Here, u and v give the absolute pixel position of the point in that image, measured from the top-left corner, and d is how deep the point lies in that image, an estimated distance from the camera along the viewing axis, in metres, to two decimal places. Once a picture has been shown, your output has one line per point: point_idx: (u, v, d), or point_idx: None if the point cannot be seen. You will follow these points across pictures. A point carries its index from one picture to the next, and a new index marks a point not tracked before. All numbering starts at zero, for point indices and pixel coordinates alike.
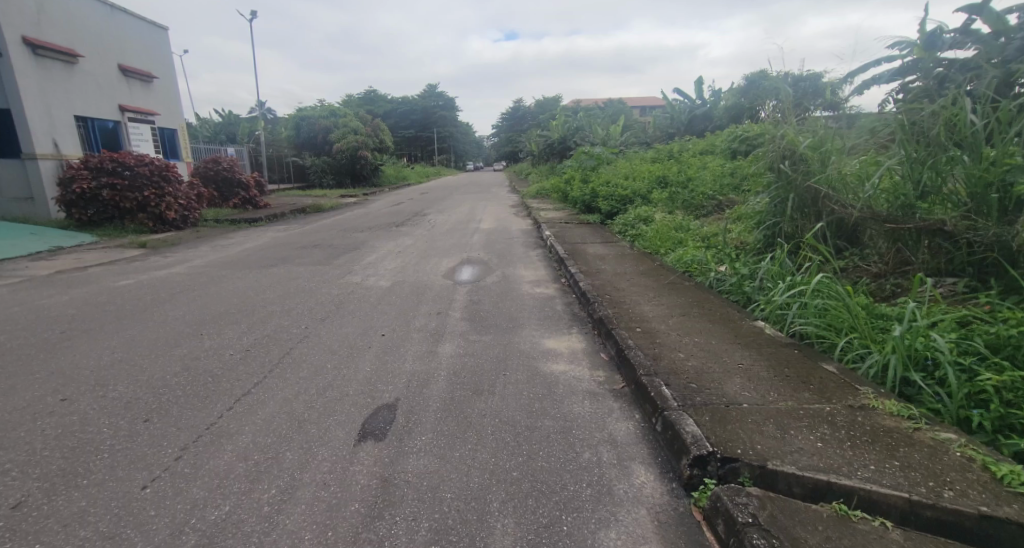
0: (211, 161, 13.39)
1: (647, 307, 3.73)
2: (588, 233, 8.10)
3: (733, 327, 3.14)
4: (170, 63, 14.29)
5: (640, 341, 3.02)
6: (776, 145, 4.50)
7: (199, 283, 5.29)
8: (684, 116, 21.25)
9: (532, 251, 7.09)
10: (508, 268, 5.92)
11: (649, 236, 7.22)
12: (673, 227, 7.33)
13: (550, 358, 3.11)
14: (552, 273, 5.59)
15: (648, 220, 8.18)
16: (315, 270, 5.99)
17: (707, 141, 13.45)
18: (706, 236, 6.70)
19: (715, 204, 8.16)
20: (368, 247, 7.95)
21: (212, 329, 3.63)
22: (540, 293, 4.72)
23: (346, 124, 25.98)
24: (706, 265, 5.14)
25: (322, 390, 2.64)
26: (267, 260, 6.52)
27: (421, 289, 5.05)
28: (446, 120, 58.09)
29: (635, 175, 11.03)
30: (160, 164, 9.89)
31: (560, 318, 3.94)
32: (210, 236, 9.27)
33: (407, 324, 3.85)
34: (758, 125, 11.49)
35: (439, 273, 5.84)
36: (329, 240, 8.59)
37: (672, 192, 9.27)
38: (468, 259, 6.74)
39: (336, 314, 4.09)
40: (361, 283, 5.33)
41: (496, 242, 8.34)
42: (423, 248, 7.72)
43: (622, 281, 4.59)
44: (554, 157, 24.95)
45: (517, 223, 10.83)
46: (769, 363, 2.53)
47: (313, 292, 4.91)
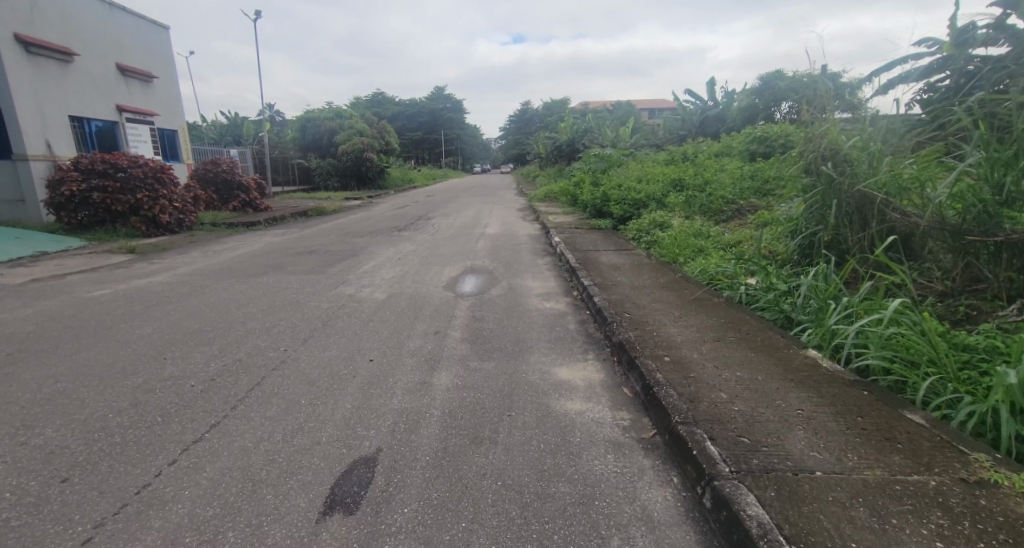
0: (211, 163, 13.10)
1: (675, 328, 3.25)
2: (599, 239, 7.66)
3: (780, 357, 2.65)
4: (170, 62, 14.15)
5: (670, 375, 2.54)
6: (815, 145, 4.08)
7: (180, 294, 4.90)
8: (696, 118, 20.72)
9: (540, 259, 6.66)
10: (514, 279, 5.48)
11: (667, 243, 6.75)
12: (692, 233, 6.88)
13: (564, 393, 2.65)
14: (562, 284, 5.14)
15: (663, 226, 7.71)
16: (307, 280, 5.59)
17: (722, 143, 12.94)
18: (729, 245, 6.21)
19: (736, 209, 7.76)
20: (367, 253, 7.55)
21: (178, 352, 3.22)
22: (550, 309, 4.27)
23: (352, 125, 25.75)
24: (734, 278, 4.65)
25: (289, 437, 2.20)
26: (257, 269, 6.14)
27: (419, 302, 4.61)
28: (454, 122, 57.90)
29: (649, 178, 10.56)
30: (152, 165, 9.62)
31: (573, 340, 3.47)
32: (204, 241, 8.94)
33: (399, 347, 3.40)
34: (778, 126, 10.96)
35: (439, 283, 5.41)
36: (327, 245, 8.21)
37: (689, 196, 8.81)
38: (472, 267, 6.32)
39: (321, 333, 3.66)
40: (354, 295, 4.90)
41: (502, 248, 7.91)
42: (424, 255, 7.31)
43: (641, 296, 4.13)
44: (562, 160, 24.53)
45: (524, 228, 10.40)
46: (837, 411, 2.05)
47: (301, 306, 4.48)
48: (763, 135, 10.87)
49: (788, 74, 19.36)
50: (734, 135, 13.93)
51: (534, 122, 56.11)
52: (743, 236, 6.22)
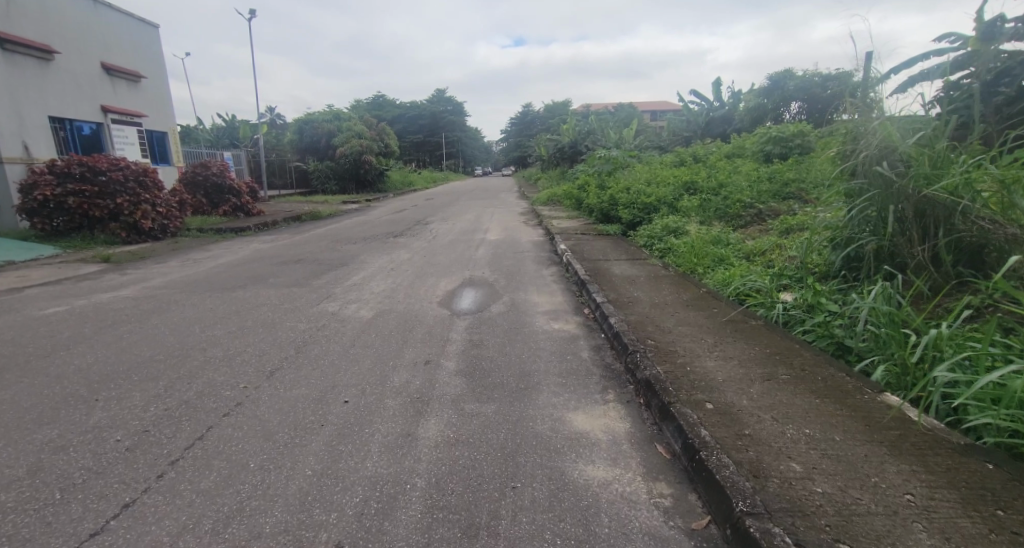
0: (200, 166, 12.60)
1: (711, 361, 2.70)
2: (608, 246, 7.14)
3: (855, 405, 2.10)
4: (158, 61, 13.67)
5: (718, 432, 1.99)
6: (869, 142, 3.54)
7: (143, 312, 4.36)
8: (701, 119, 19.91)
9: (545, 269, 6.14)
10: (517, 293, 4.95)
11: (683, 252, 6.23)
12: (710, 241, 6.40)
13: (582, 451, 2.10)
14: (570, 300, 4.62)
15: (678, 232, 7.19)
16: (288, 294, 5.08)
17: (732, 144, 12.44)
18: (753, 255, 5.70)
19: (755, 214, 7.32)
20: (358, 262, 7.02)
21: (116, 390, 2.69)
22: (560, 332, 3.74)
23: (350, 127, 25.33)
24: (768, 293, 4.12)
25: (221, 525, 1.65)
26: (235, 282, 5.63)
27: (410, 322, 4.08)
28: (454, 124, 57.52)
29: (658, 180, 10.04)
30: (134, 168, 9.17)
31: (588, 374, 2.93)
32: (187, 248, 8.44)
33: (382, 383, 2.86)
34: (796, 126, 10.40)
35: (434, 298, 4.88)
36: (316, 254, 7.69)
37: (703, 199, 8.33)
38: (471, 278, 5.80)
39: (292, 364, 3.12)
40: (338, 313, 4.38)
41: (503, 256, 7.39)
42: (420, 264, 6.80)
43: (664, 317, 3.59)
44: (564, 162, 24.00)
45: (527, 233, 9.87)
46: (965, 499, 1.49)
47: (275, 326, 3.94)
48: (776, 136, 10.36)
49: (796, 74, 18.90)
50: (745, 136, 13.43)
51: (535, 124, 55.74)
52: (767, 245, 5.73)
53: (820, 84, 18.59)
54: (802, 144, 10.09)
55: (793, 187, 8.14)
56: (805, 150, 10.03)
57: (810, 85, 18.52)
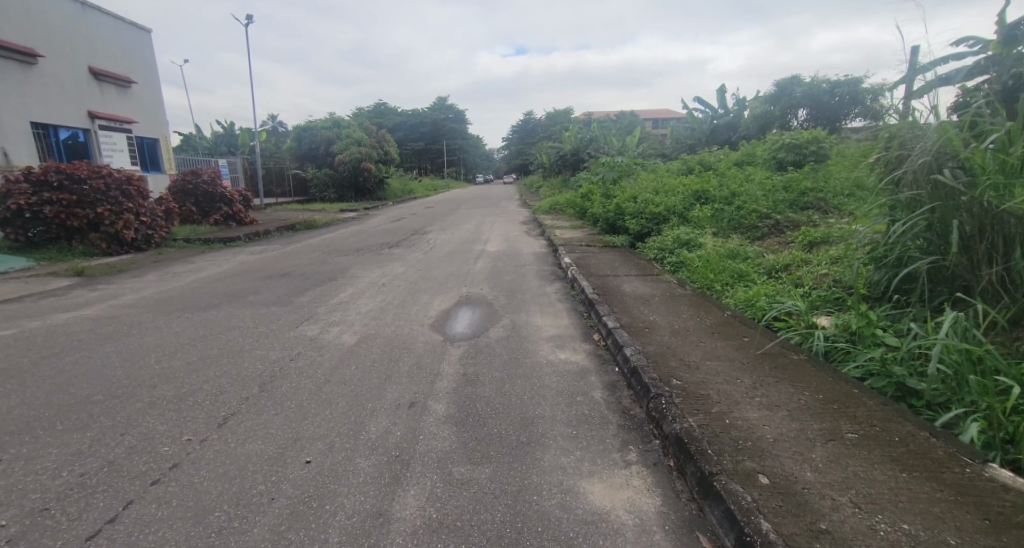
0: (191, 174, 12.21)
1: (755, 412, 2.22)
2: (616, 259, 6.70)
3: (958, 484, 1.61)
4: (148, 66, 13.33)
5: (785, 524, 1.49)
6: (925, 147, 3.09)
7: (98, 337, 3.89)
8: (705, 126, 19.52)
9: (548, 285, 5.68)
10: (518, 315, 4.49)
11: (698, 267, 5.81)
12: (727, 255, 5.96)
13: (603, 544, 1.61)
14: (577, 323, 4.15)
15: (690, 244, 6.76)
16: (266, 314, 4.62)
17: (741, 151, 12.03)
18: (775, 271, 5.27)
19: (773, 225, 6.93)
20: (349, 277, 6.55)
21: (31, 443, 2.23)
22: (567, 364, 3.27)
23: (349, 135, 25.05)
24: (802, 318, 3.64)
25: None
26: (211, 300, 5.19)
27: (396, 351, 3.60)
28: (456, 132, 57.39)
29: (667, 188, 9.62)
30: (117, 176, 8.82)
31: (602, 422, 2.44)
32: (170, 260, 8.02)
33: (354, 434, 2.37)
34: (810, 132, 10.01)
35: (426, 320, 4.40)
36: (305, 267, 7.25)
37: (716, 208, 7.91)
38: (468, 296, 5.35)
39: (252, 407, 2.64)
40: (317, 338, 3.90)
41: (502, 269, 6.94)
42: (414, 279, 6.35)
43: (688, 347, 3.12)
44: (566, 169, 23.65)
45: (528, 245, 9.44)
46: None
47: (242, 355, 3.46)
48: (789, 143, 9.97)
49: (803, 80, 18.57)
50: (754, 143, 13.04)
51: (537, 132, 55.61)
52: (789, 259, 5.31)
53: (828, 91, 18.25)
54: (816, 151, 9.69)
55: (810, 198, 7.73)
56: (820, 157, 9.63)
57: (818, 91, 18.15)
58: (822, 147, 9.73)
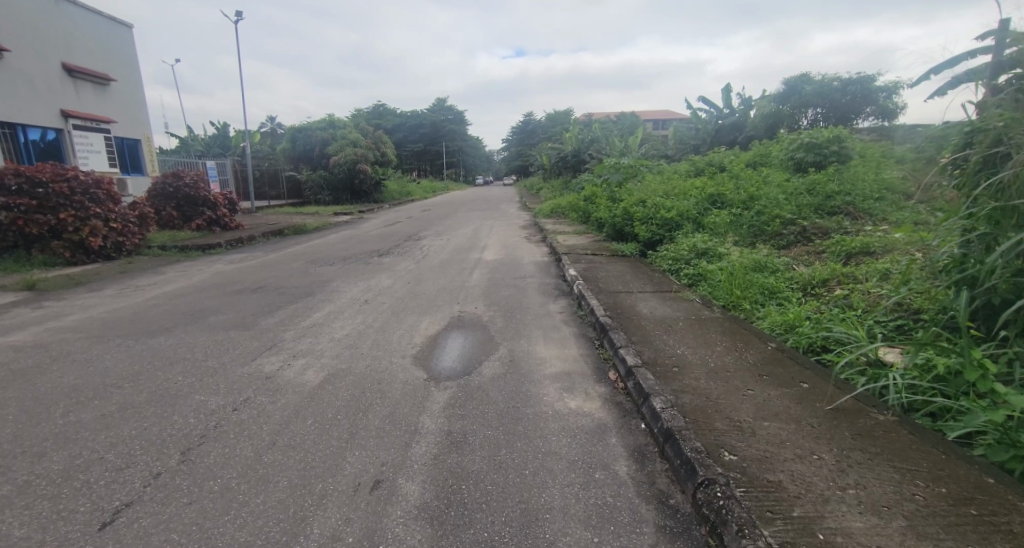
0: (173, 176, 11.56)
1: (859, 521, 1.53)
2: (626, 271, 6.04)
3: None
4: (129, 63, 12.73)
5: None
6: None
7: (11, 373, 3.22)
8: (710, 126, 18.84)
9: (551, 304, 5.03)
10: (517, 343, 3.84)
11: (722, 281, 5.19)
12: (752, 268, 5.35)
13: None
14: (587, 356, 3.49)
15: (708, 254, 6.15)
16: (224, 341, 3.97)
17: (753, 151, 11.39)
18: (810, 288, 4.66)
19: (798, 234, 6.34)
20: (329, 291, 5.88)
21: None
22: (579, 417, 2.60)
23: (345, 136, 24.41)
24: (867, 353, 2.98)
25: None
26: (167, 321, 4.54)
27: (368, 395, 2.94)
28: (455, 134, 56.82)
29: (678, 191, 9.00)
30: (84, 178, 8.17)
31: (634, 522, 1.76)
32: (138, 271, 7.36)
33: (288, 542, 1.70)
34: (830, 131, 9.39)
35: (410, 350, 3.74)
36: (283, 279, 6.60)
37: (734, 214, 7.30)
38: (460, 317, 4.69)
39: (159, 491, 1.96)
40: (275, 376, 3.23)
41: (501, 282, 6.29)
42: (402, 294, 5.70)
43: (734, 399, 2.44)
44: (567, 172, 23.00)
45: (528, 252, 8.80)
46: None
47: (175, 402, 2.79)
48: (808, 143, 9.33)
49: (813, 78, 18.04)
50: (767, 143, 12.40)
51: (536, 133, 54.97)
52: (827, 273, 4.71)
53: (839, 89, 17.64)
54: (838, 151, 9.06)
55: (837, 201, 7.11)
56: (842, 158, 9.01)
57: (828, 90, 17.56)
58: (844, 147, 9.11)
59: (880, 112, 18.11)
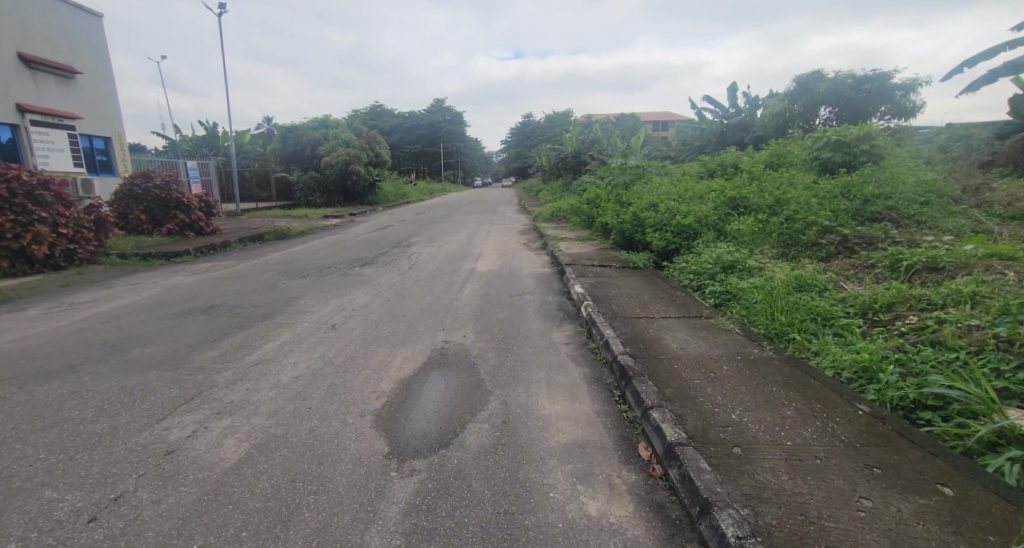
0: (141, 177, 10.71)
1: None
2: (640, 288, 5.19)
3: None
4: (97, 56, 11.90)
5: None
6: None
7: None
8: (716, 126, 17.86)
9: (554, 332, 4.18)
10: (512, 394, 2.97)
11: (759, 301, 4.36)
12: (794, 286, 4.52)
13: None
14: (605, 417, 2.62)
15: (737, 268, 5.31)
16: (135, 385, 3.09)
17: (771, 150, 10.55)
18: (872, 313, 3.82)
19: (839, 245, 5.52)
20: (293, 312, 5.00)
21: None
22: (603, 538, 1.72)
23: (337, 135, 23.37)
24: (1003, 423, 2.13)
25: None
26: (79, 354, 3.67)
27: (300, 485, 2.07)
28: (453, 135, 55.95)
29: (693, 194, 8.16)
30: (30, 179, 7.33)
31: None
32: (83, 284, 6.47)
33: None
34: (860, 127, 8.55)
35: (373, 403, 2.88)
36: (245, 296, 5.73)
37: (761, 220, 6.47)
38: (443, 349, 3.83)
39: None
40: (179, 449, 2.34)
41: (495, 300, 5.44)
42: (378, 316, 4.84)
43: (847, 520, 1.57)
44: (567, 173, 22.18)
45: (527, 261, 7.95)
46: None
47: (10, 502, 1.91)
48: (835, 140, 8.50)
49: (826, 75, 17.22)
50: (783, 142, 11.58)
51: (536, 134, 54.26)
52: (891, 295, 3.87)
53: (853, 87, 16.88)
54: (869, 150, 8.25)
55: (878, 205, 6.26)
56: (873, 158, 8.20)
57: (842, 88, 16.82)
58: (875, 146, 8.29)
59: (896, 110, 17.30)
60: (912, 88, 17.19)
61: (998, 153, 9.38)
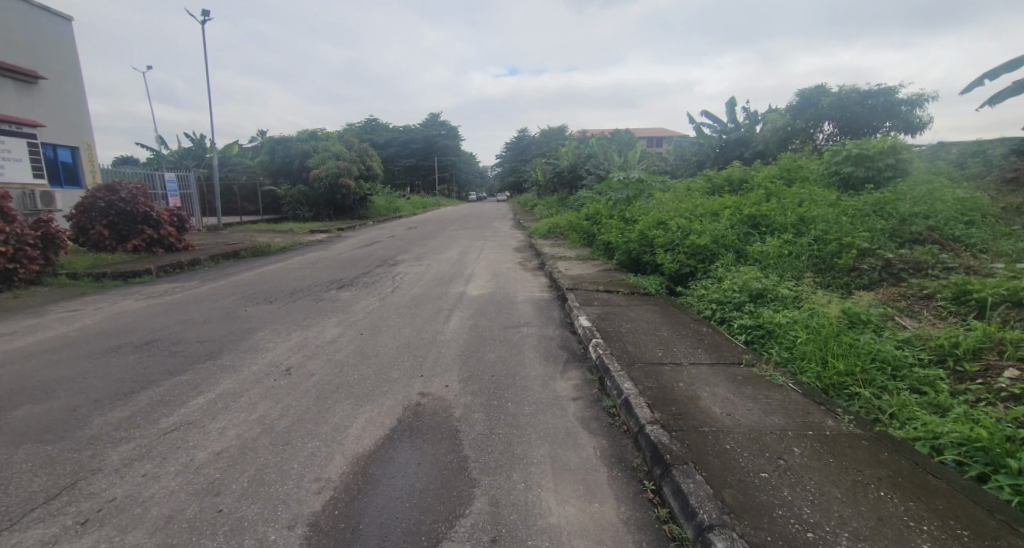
0: (106, 190, 9.91)
1: None
2: (658, 321, 4.42)
3: None
4: (64, 62, 11.20)
5: None
6: None
7: None
8: (715, 140, 17.27)
9: (557, 382, 3.38)
10: (504, 486, 2.16)
11: (805, 342, 3.63)
12: (845, 323, 3.77)
13: None
14: (640, 536, 1.80)
15: (769, 298, 4.57)
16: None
17: (783, 163, 9.91)
18: (955, 363, 3.07)
19: (882, 271, 4.81)
20: (244, 350, 4.17)
21: None
22: None
23: (327, 147, 22.73)
24: None
25: None
26: None
27: None
28: (448, 149, 55.59)
29: (706, 210, 7.47)
30: None
31: None
32: (11, 311, 5.60)
33: None
34: (884, 140, 7.94)
35: (312, 502, 2.06)
36: (193, 327, 4.90)
37: (787, 241, 5.77)
38: (418, 408, 3.01)
39: None
40: None
41: (487, 333, 4.64)
42: (345, 356, 4.02)
43: None
44: (563, 188, 21.59)
45: (523, 284, 7.17)
46: None
47: None
48: (856, 154, 7.89)
49: (830, 89, 16.88)
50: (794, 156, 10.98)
51: (531, 148, 54.02)
52: (975, 338, 3.15)
53: (859, 101, 16.49)
54: (894, 165, 7.63)
55: (918, 225, 5.58)
56: (899, 173, 7.58)
57: (847, 102, 16.44)
58: (901, 160, 7.67)
59: (902, 125, 16.83)
60: (917, 103, 16.79)
61: (1022, 170, 8.79)
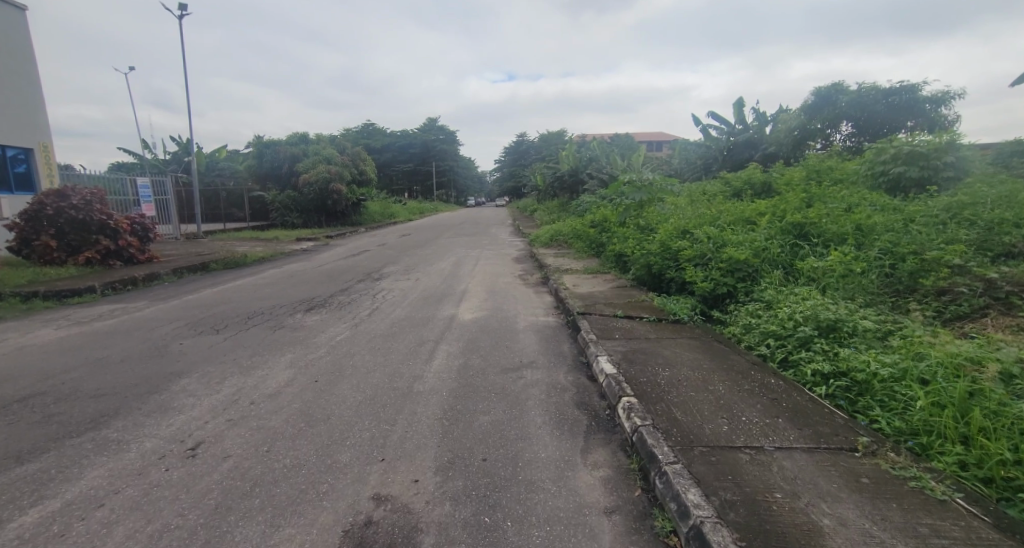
0: (55, 195, 8.82)
1: None
2: (704, 367, 3.33)
3: None
4: (19, 55, 10.18)
5: None
6: None
7: None
8: (724, 141, 16.29)
9: (580, 477, 2.28)
10: None
11: (930, 409, 2.52)
12: (977, 375, 2.67)
13: None
14: None
15: (847, 334, 3.49)
16: None
17: (814, 162, 8.84)
18: None
19: (986, 293, 3.71)
20: (147, 411, 3.05)
21: None
22: None
23: (317, 151, 21.49)
24: None
25: None
26: None
27: None
28: (446, 154, 54.63)
29: (738, 217, 6.40)
30: None
31: None
32: None
33: None
34: (940, 135, 6.86)
35: None
36: (99, 372, 3.78)
37: (848, 255, 4.69)
38: (364, 534, 1.91)
39: None
40: None
41: (479, 380, 3.54)
42: (282, 422, 2.90)
43: None
44: (563, 193, 20.60)
45: (524, 304, 6.07)
46: None
47: None
48: (908, 151, 6.84)
49: (848, 88, 15.95)
50: (823, 156, 9.92)
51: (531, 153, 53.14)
52: None
53: (879, 100, 15.54)
54: (954, 163, 6.56)
55: (1011, 234, 4.49)
56: (961, 173, 6.51)
57: (866, 101, 15.53)
58: (960, 158, 6.60)
59: (926, 125, 15.79)
60: (941, 100, 15.80)
61: None
